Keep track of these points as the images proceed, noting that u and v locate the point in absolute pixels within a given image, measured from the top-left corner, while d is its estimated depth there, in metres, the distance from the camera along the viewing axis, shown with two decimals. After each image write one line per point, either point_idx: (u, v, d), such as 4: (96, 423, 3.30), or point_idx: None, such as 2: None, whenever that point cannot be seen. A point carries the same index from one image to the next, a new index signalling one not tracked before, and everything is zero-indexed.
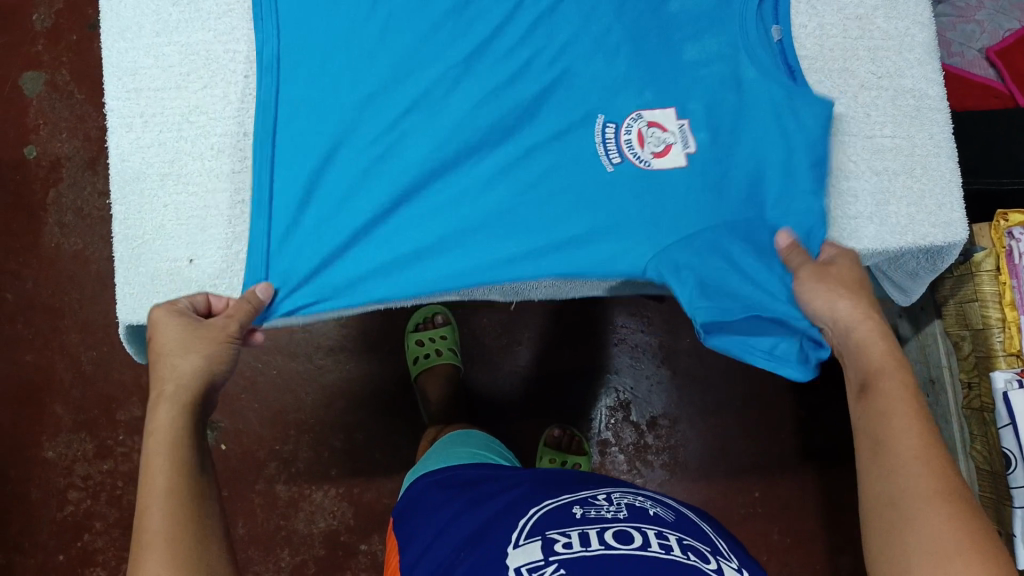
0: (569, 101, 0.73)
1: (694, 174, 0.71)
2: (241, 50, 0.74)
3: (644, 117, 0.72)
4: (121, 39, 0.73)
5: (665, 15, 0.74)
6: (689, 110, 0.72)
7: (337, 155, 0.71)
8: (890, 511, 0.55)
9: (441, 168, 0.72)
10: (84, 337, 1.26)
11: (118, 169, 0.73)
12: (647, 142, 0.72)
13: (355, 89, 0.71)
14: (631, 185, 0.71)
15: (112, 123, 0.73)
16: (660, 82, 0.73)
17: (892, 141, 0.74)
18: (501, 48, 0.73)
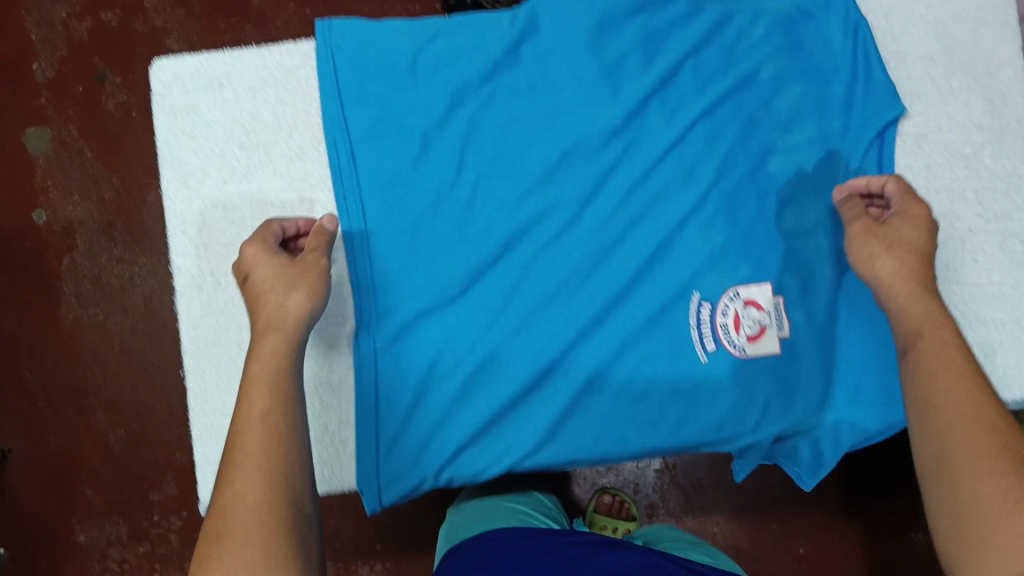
0: (666, 274, 0.69)
1: (789, 359, 0.69)
2: (317, 198, 0.68)
3: (741, 296, 0.69)
4: (183, 189, 0.67)
5: (763, 176, 0.70)
6: (784, 284, 0.70)
7: (422, 342, 0.67)
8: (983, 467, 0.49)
9: (533, 353, 0.67)
10: (111, 415, 1.20)
11: (189, 335, 0.66)
12: (742, 325, 0.69)
13: (446, 268, 0.67)
14: (725, 374, 0.69)
15: (180, 284, 0.67)
16: (756, 256, 0.70)
17: (999, 289, 0.72)
18: (595, 217, 0.69)
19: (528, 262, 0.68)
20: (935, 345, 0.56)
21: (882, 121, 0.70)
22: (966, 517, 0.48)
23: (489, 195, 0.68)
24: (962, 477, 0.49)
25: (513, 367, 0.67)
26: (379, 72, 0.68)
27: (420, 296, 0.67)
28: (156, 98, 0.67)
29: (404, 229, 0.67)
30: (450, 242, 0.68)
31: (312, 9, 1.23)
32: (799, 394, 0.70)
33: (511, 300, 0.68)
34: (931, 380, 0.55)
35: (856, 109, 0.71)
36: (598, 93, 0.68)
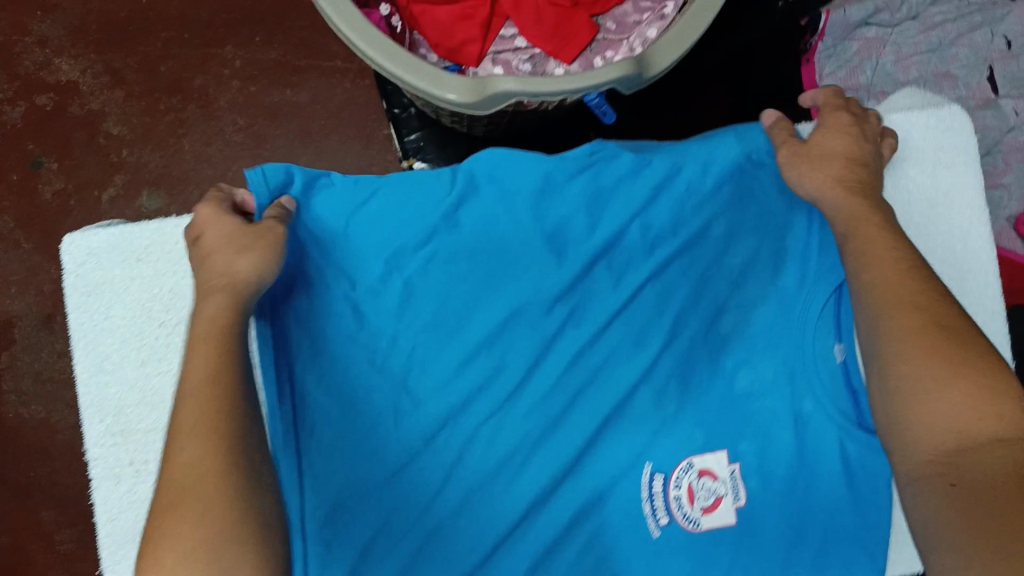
0: (618, 442, 0.67)
1: (749, 531, 0.64)
2: None
3: (695, 466, 0.66)
4: (99, 372, 0.64)
5: (716, 335, 0.68)
6: (739, 450, 0.66)
7: (362, 525, 0.60)
8: (921, 368, 0.49)
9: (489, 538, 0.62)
10: (56, 515, 1.14)
11: (108, 527, 0.63)
12: (697, 497, 0.65)
13: (383, 446, 0.62)
14: (681, 552, 0.64)
15: (96, 473, 0.63)
16: (708, 422, 0.67)
17: None
18: (541, 384, 0.66)
19: (472, 435, 0.64)
20: (859, 224, 0.58)
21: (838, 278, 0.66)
22: (914, 421, 0.49)
23: (428, 366, 0.64)
24: (903, 378, 0.50)
25: (456, 551, 0.61)
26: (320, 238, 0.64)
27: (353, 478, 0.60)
28: (68, 278, 0.64)
29: (335, 408, 0.61)
30: (387, 418, 0.62)
31: (257, 86, 1.14)
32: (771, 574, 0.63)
33: (454, 478, 0.63)
34: (863, 276, 0.55)
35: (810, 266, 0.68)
36: (539, 258, 0.66)
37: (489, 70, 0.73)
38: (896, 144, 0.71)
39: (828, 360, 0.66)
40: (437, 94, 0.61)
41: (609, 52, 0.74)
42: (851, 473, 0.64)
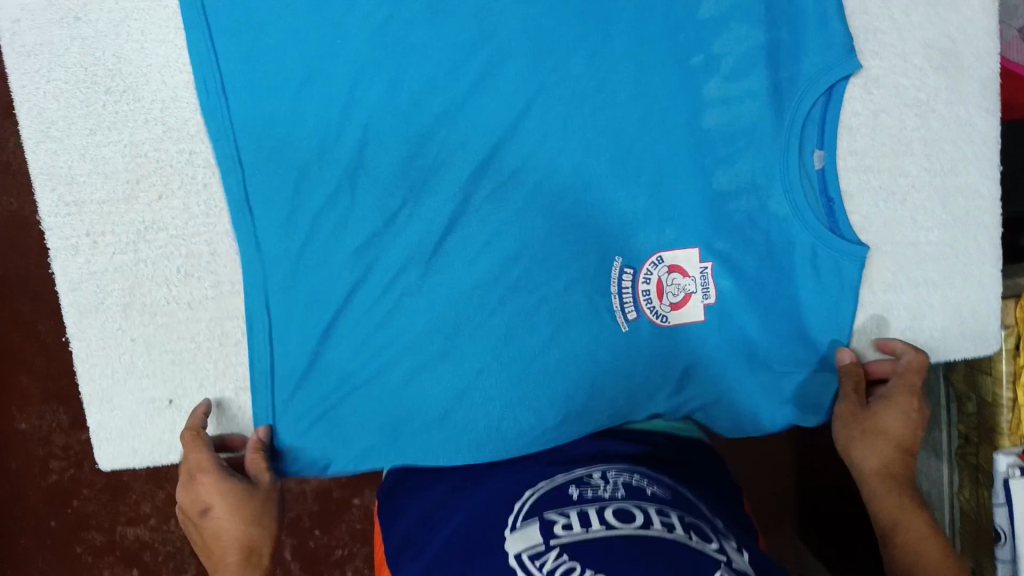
0: (564, 211, 0.65)
1: (709, 327, 0.68)
2: (200, 150, 0.62)
3: (665, 261, 0.67)
4: (47, 139, 0.61)
5: (700, 101, 0.65)
6: (714, 248, 0.67)
7: (321, 284, 0.63)
8: (903, 540, 0.61)
9: (520, 337, 0.65)
10: (37, 308, 1.19)
11: (69, 297, 0.62)
12: (666, 293, 0.67)
13: (311, 156, 0.62)
14: (645, 344, 0.67)
15: (54, 245, 0.62)
16: (681, 220, 0.66)
17: (937, 250, 0.68)
18: (450, 102, 0.63)
19: (382, 146, 0.62)
20: (899, 511, 0.62)
21: (830, 79, 0.64)
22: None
23: (374, 118, 0.62)
24: (907, 552, 0.61)
25: (414, 314, 0.64)
26: (439, 92, 0.63)
27: (291, 174, 0.62)
28: (4, 36, 0.60)
29: (290, 118, 0.61)
30: (306, 140, 0.61)
31: None
32: (714, 360, 0.68)
33: (382, 187, 0.63)
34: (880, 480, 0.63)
35: (811, 53, 0.64)
36: (513, 22, 0.63)
37: None
38: None
39: (807, 167, 0.66)
40: None
41: None
42: (812, 275, 0.67)
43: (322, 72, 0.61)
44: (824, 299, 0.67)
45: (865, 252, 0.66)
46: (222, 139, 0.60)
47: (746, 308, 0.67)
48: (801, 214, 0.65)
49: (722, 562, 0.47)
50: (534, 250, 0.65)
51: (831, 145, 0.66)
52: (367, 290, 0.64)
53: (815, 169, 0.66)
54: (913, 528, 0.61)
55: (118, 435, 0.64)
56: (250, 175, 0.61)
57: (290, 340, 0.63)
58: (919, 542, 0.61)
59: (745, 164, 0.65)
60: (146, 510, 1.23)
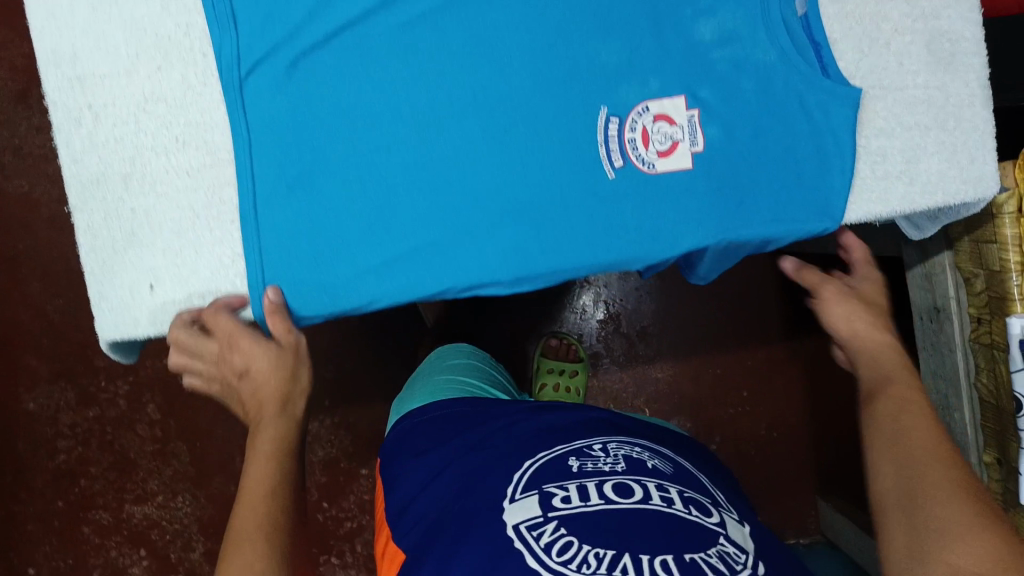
0: (553, 66, 0.66)
1: (700, 174, 0.68)
2: (197, 22, 0.64)
3: (651, 110, 0.67)
4: (49, 18, 0.63)
5: None
6: (700, 97, 0.67)
7: (314, 151, 0.65)
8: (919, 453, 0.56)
9: (509, 196, 0.66)
10: (46, 286, 1.19)
11: (72, 170, 0.64)
12: (652, 141, 0.67)
13: (301, 19, 0.63)
14: (632, 192, 0.67)
15: (57, 119, 0.63)
16: (666, 68, 0.67)
17: (925, 93, 0.69)
18: None
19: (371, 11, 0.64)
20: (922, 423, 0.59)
21: None
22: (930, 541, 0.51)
23: None
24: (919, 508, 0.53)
25: (404, 178, 0.65)
26: None
27: (279, 38, 0.63)
28: None
29: None
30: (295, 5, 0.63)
31: None
32: (704, 210, 0.68)
33: (370, 52, 0.65)
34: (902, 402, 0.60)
35: None
36: None
37: None
38: None
39: (790, 13, 0.67)
40: None
41: None
42: (808, 121, 0.68)
43: None
44: (813, 142, 0.68)
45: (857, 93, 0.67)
46: (214, 4, 0.63)
47: (739, 157, 0.68)
48: (792, 54, 0.67)
49: (720, 535, 0.56)
50: (526, 95, 0.66)
51: None
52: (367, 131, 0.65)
53: (799, 14, 0.67)
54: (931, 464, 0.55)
55: (119, 307, 0.65)
56: (243, 36, 0.63)
57: (288, 199, 0.64)
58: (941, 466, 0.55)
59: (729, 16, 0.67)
60: (152, 488, 1.22)
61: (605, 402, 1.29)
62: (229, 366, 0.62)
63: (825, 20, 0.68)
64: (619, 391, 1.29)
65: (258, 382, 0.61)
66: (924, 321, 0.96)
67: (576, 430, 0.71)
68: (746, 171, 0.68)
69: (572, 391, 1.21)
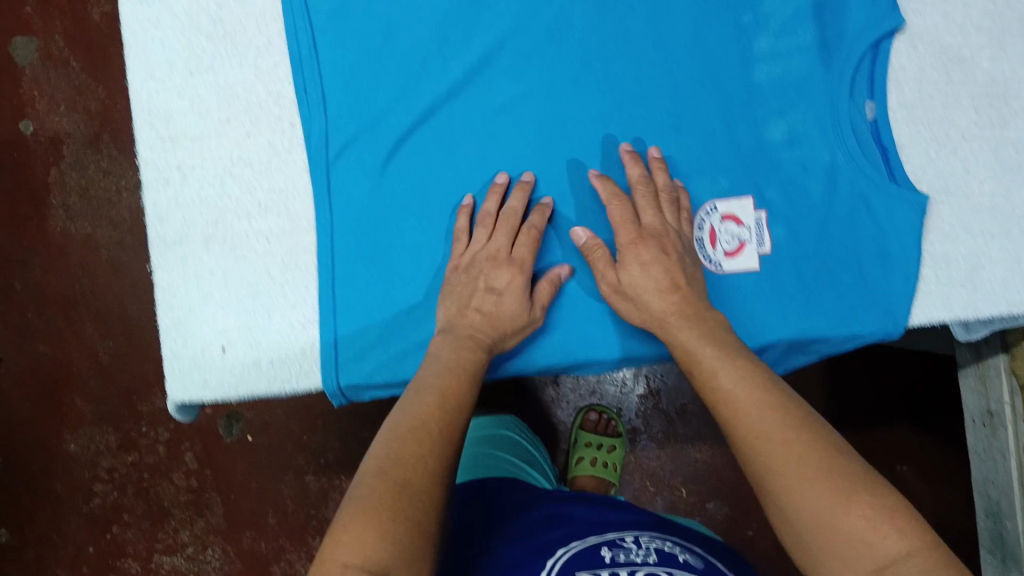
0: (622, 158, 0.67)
1: (765, 274, 0.69)
2: (287, 92, 0.67)
3: (719, 210, 0.69)
4: (149, 80, 0.66)
5: (752, 55, 0.68)
6: (767, 198, 0.69)
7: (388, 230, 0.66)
8: (777, 435, 0.51)
9: (573, 282, 0.67)
10: (99, 326, 1.20)
11: (157, 228, 0.66)
12: (720, 241, 0.69)
13: (386, 104, 0.66)
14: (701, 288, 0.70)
15: (147, 177, 0.66)
16: (735, 169, 0.69)
17: (990, 201, 0.69)
18: (515, 56, 0.67)
19: (452, 102, 0.67)
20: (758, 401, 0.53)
21: (877, 33, 0.67)
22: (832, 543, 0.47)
23: (441, 69, 0.66)
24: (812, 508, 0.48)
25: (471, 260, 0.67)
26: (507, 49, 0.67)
27: (364, 122, 0.66)
28: None
29: (366, 71, 0.66)
30: (381, 93, 0.66)
31: None
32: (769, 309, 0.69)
33: (450, 137, 0.67)
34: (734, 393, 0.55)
35: (857, 11, 0.67)
36: None
37: None
38: None
39: (859, 117, 0.68)
40: None
41: None
42: (873, 228, 0.69)
43: (399, 29, 0.66)
44: (875, 248, 0.69)
45: (922, 201, 0.68)
46: (307, 88, 0.66)
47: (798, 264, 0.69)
48: (858, 160, 0.68)
49: None
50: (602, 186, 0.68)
51: (880, 98, 0.68)
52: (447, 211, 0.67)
53: (868, 118, 0.68)
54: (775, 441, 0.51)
55: (190, 366, 0.66)
56: (328, 115, 0.66)
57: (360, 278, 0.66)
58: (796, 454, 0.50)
59: (801, 119, 0.68)
60: (184, 540, 1.20)
61: (640, 480, 1.28)
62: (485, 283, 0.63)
63: (893, 127, 0.69)
64: (655, 469, 1.28)
65: (500, 314, 0.62)
66: (977, 424, 0.95)
67: (616, 523, 0.67)
68: (807, 275, 0.69)
69: (609, 467, 1.20)
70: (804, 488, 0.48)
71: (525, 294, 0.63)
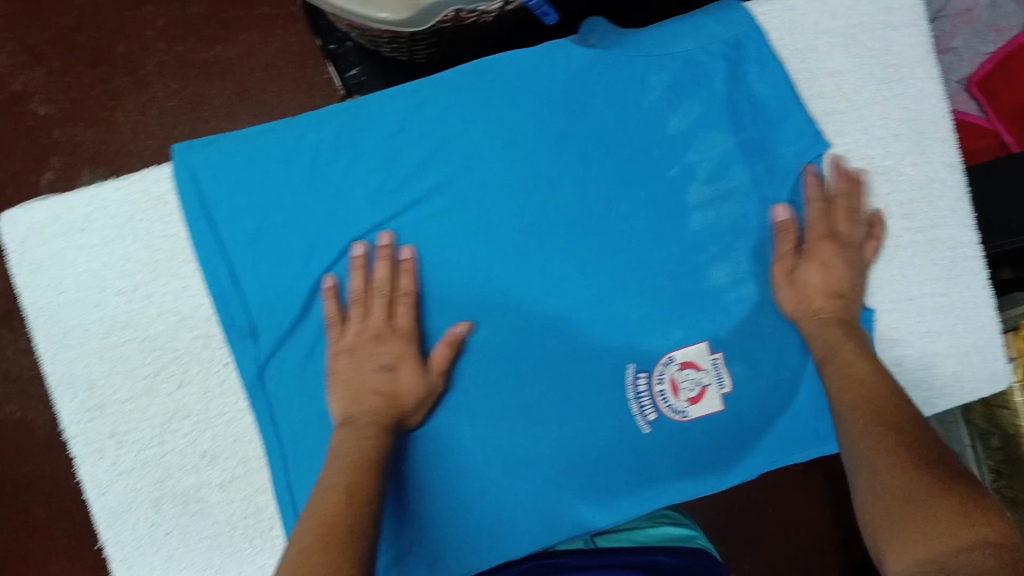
0: (572, 323, 0.66)
1: (732, 415, 0.67)
2: (214, 332, 0.64)
3: (676, 359, 0.67)
4: (62, 349, 0.62)
5: (684, 206, 0.67)
6: (721, 340, 0.67)
7: None
8: (867, 435, 0.55)
9: (552, 449, 0.65)
10: (47, 506, 1.01)
11: (100, 501, 0.62)
12: (681, 389, 0.67)
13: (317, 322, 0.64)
14: (670, 440, 0.67)
15: (79, 452, 0.62)
16: (685, 318, 0.67)
17: (933, 299, 0.70)
18: (447, 249, 0.65)
19: None
20: (885, 402, 0.57)
21: (806, 159, 0.67)
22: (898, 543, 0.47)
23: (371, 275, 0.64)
24: (895, 518, 0.48)
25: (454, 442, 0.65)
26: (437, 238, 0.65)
27: (305, 349, 0.64)
28: (11, 257, 0.62)
29: (295, 294, 0.63)
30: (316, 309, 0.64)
31: (186, 45, 1.08)
32: (742, 448, 0.68)
33: None
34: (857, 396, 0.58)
35: (783, 144, 0.67)
36: (497, 162, 0.65)
37: None
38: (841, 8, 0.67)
39: (798, 246, 0.68)
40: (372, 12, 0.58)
41: None
42: None
43: (318, 243, 0.64)
44: None
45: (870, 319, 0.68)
46: (234, 324, 0.63)
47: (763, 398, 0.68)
48: None
49: None
50: (554, 358, 0.66)
51: None
52: None
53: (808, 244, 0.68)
54: (873, 441, 0.54)
55: None
56: (261, 345, 0.63)
57: None
58: (892, 453, 0.52)
59: (742, 260, 0.68)
60: None
61: None
62: (370, 364, 0.61)
63: None
64: None
65: (397, 389, 0.61)
66: None
67: None
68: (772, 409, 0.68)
69: None
70: (896, 517, 0.48)
71: (419, 363, 0.62)
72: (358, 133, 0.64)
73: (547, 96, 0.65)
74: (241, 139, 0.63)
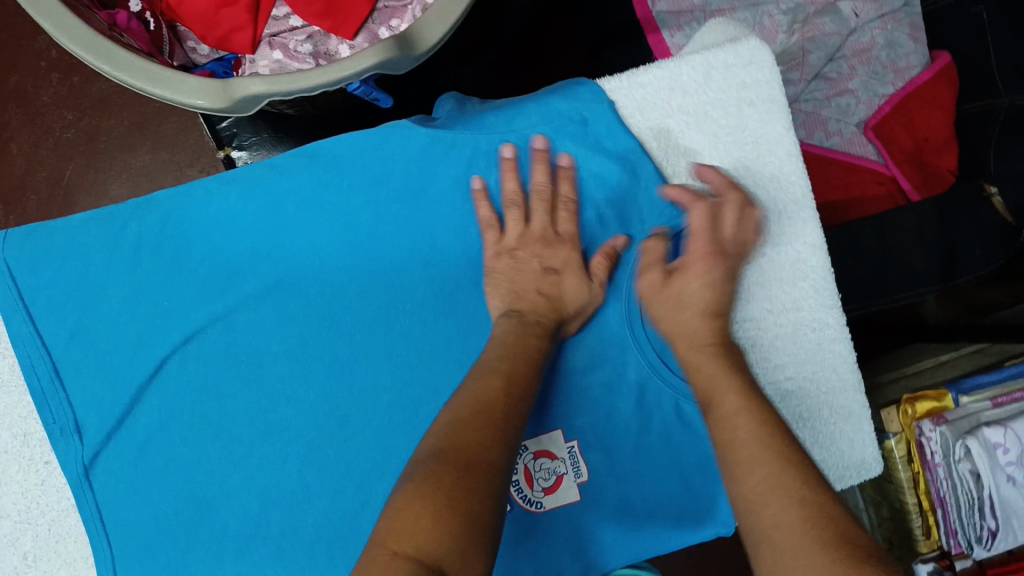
0: None
1: (593, 507, 0.65)
2: (33, 430, 0.62)
3: (530, 447, 0.65)
4: None
5: None
6: (575, 428, 0.65)
7: (178, 551, 0.61)
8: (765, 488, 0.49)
9: None
10: None
11: None
12: (536, 479, 0.64)
13: (144, 417, 0.62)
14: (524, 534, 0.64)
15: None
16: (534, 407, 0.65)
17: (797, 385, 0.65)
18: (279, 340, 0.63)
19: (216, 399, 0.62)
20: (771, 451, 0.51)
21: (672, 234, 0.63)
22: None
23: (201, 367, 0.62)
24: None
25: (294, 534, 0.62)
26: (268, 327, 0.62)
27: (135, 449, 0.62)
28: None
29: (118, 391, 0.61)
30: (144, 405, 0.62)
31: (78, 75, 0.97)
32: (607, 540, 0.65)
33: (222, 436, 0.62)
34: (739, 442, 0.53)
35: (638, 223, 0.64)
36: (329, 247, 0.63)
37: (268, 54, 0.74)
38: (695, 86, 0.65)
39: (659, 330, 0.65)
40: (184, 101, 0.59)
41: (392, 20, 0.75)
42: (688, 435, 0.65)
43: (142, 337, 0.61)
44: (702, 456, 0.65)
45: None
46: (57, 421, 0.61)
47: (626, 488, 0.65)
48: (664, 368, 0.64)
49: None
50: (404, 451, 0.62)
51: None
52: (229, 506, 0.62)
53: None
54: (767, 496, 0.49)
55: None
56: (88, 442, 0.61)
57: None
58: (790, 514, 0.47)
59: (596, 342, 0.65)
60: None
61: None
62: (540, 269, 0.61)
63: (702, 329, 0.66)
64: None
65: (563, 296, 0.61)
66: None
67: None
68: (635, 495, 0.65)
69: None
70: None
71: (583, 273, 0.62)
72: (184, 221, 0.62)
73: (377, 179, 0.63)
74: (57, 230, 0.61)
